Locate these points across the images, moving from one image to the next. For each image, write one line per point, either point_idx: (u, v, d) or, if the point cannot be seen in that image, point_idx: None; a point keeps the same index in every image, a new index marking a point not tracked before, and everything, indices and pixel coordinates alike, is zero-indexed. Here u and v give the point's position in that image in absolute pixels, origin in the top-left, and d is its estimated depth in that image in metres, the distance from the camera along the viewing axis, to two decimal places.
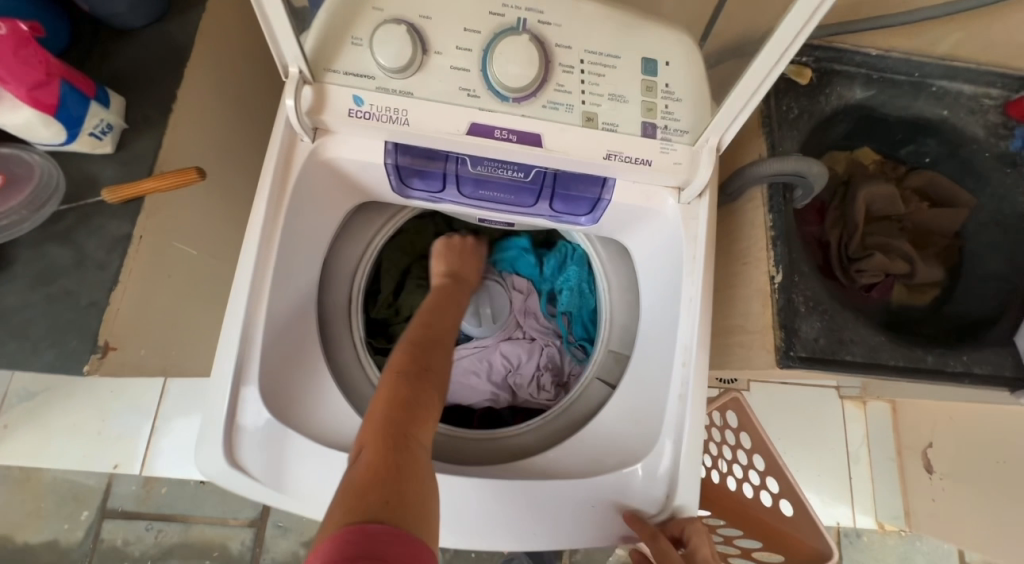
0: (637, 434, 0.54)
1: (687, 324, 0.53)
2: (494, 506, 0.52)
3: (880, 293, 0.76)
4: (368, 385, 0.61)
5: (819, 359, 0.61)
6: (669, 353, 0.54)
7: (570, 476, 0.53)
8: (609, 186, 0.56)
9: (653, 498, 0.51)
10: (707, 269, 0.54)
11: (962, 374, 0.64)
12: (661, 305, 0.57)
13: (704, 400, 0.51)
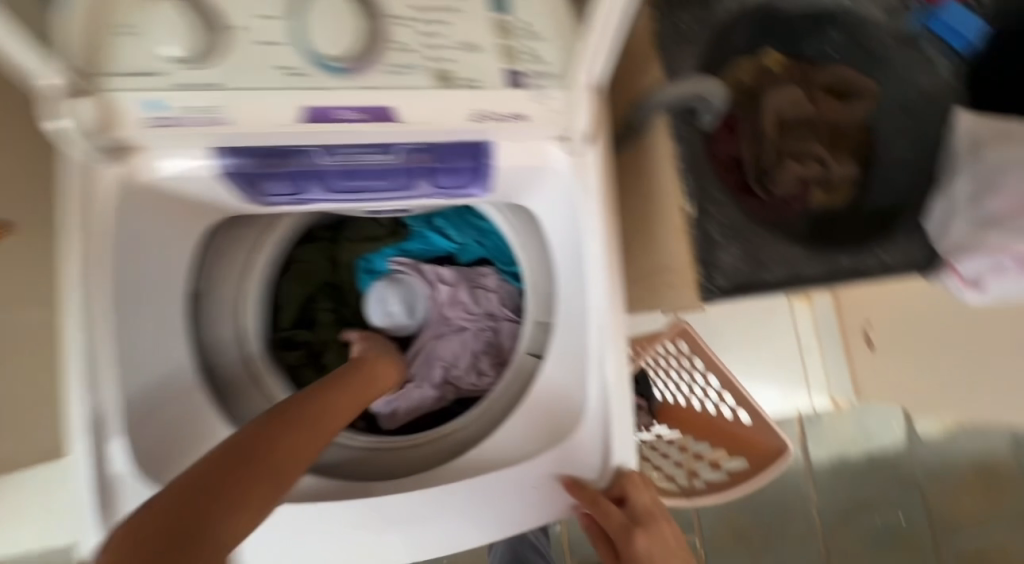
0: (566, 407, 0.52)
1: (595, 287, 0.50)
2: (432, 510, 0.51)
3: (799, 202, 0.75)
4: None
5: (741, 286, 0.60)
6: (585, 318, 0.51)
7: (508, 463, 0.52)
8: (489, 151, 0.50)
9: (592, 467, 0.50)
10: (608, 223, 0.49)
11: (881, 268, 0.64)
12: (570, 268, 0.54)
13: (623, 359, 0.50)
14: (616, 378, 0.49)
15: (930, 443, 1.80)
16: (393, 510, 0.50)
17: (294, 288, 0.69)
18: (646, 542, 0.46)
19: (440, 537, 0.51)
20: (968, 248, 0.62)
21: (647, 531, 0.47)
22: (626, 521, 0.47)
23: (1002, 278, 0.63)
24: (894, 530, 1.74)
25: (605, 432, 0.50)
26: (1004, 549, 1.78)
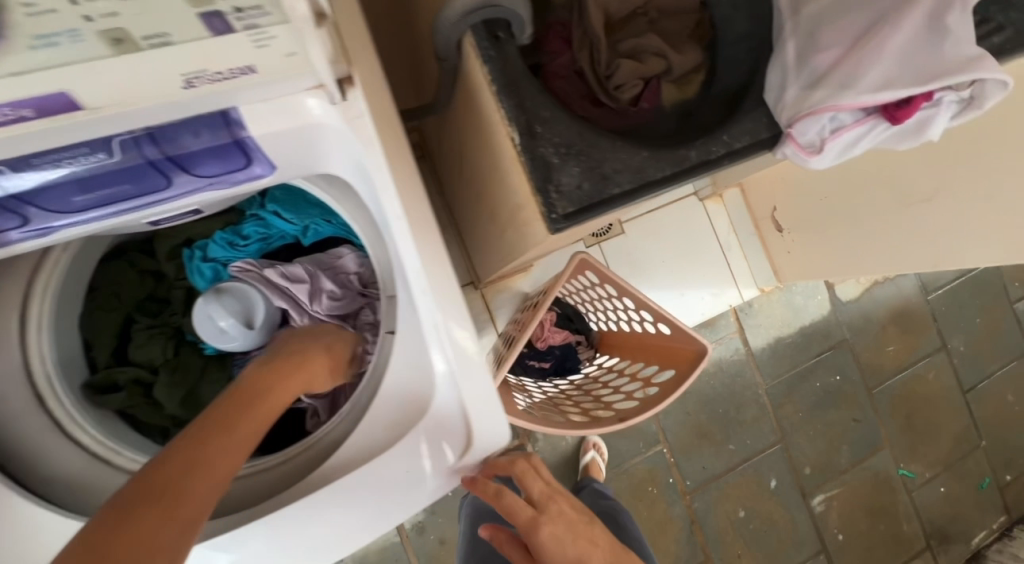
0: (421, 382, 0.49)
1: (408, 248, 0.45)
2: (308, 519, 0.48)
3: (649, 102, 0.71)
4: (111, 472, 0.53)
5: (588, 206, 0.56)
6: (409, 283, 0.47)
7: (376, 454, 0.49)
8: (237, 120, 0.43)
9: (457, 439, 0.47)
10: (402, 176, 0.44)
11: (730, 153, 0.62)
12: (387, 231, 0.49)
13: (461, 319, 0.45)
14: (461, 350, 0.45)
15: (852, 305, 1.95)
16: (270, 527, 0.47)
17: (110, 330, 0.61)
18: (551, 528, 0.49)
19: (325, 541, 0.48)
20: (806, 111, 0.59)
21: (551, 517, 0.50)
22: (531, 515, 0.49)
23: (845, 134, 0.61)
24: (834, 389, 1.91)
25: (460, 400, 0.46)
26: (926, 379, 2.00)
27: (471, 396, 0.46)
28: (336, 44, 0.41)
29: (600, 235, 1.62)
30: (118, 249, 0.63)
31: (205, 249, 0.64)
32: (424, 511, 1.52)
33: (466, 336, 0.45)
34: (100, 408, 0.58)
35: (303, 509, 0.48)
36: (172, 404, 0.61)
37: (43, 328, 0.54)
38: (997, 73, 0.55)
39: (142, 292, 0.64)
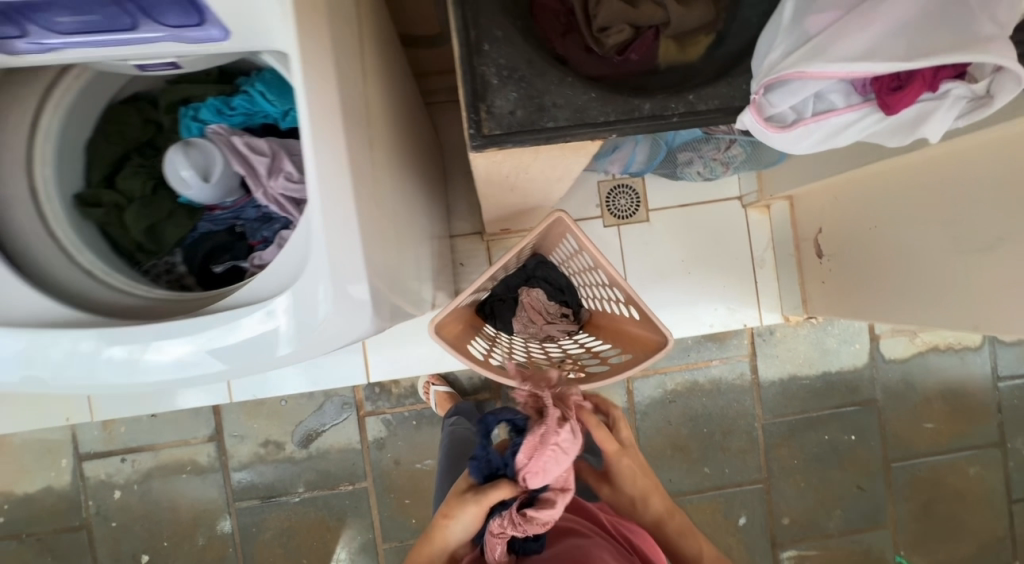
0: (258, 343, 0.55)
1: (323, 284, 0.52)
2: (187, 332, 0.56)
3: (637, 55, 0.68)
4: (54, 246, 0.64)
5: (516, 132, 0.56)
6: (311, 291, 0.52)
7: (205, 341, 0.56)
8: None
9: (256, 365, 0.56)
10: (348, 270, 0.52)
11: (687, 104, 0.58)
12: (308, 252, 0.52)
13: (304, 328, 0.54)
14: (345, 270, 0.52)
15: (896, 366, 1.75)
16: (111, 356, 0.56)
17: (128, 174, 0.74)
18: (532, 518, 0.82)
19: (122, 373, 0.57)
20: (774, 78, 0.52)
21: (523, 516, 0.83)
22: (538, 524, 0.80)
23: (829, 117, 0.54)
24: (842, 448, 1.75)
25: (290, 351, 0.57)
26: (964, 471, 1.78)
27: (343, 319, 0.53)
28: None
29: (622, 217, 1.57)
30: (135, 98, 0.75)
31: (197, 111, 0.71)
32: (387, 430, 1.63)
33: (308, 339, 0.54)
34: (76, 214, 0.69)
35: (170, 328, 0.56)
36: (137, 228, 0.71)
37: (49, 124, 0.65)
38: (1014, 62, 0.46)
39: (145, 137, 0.76)
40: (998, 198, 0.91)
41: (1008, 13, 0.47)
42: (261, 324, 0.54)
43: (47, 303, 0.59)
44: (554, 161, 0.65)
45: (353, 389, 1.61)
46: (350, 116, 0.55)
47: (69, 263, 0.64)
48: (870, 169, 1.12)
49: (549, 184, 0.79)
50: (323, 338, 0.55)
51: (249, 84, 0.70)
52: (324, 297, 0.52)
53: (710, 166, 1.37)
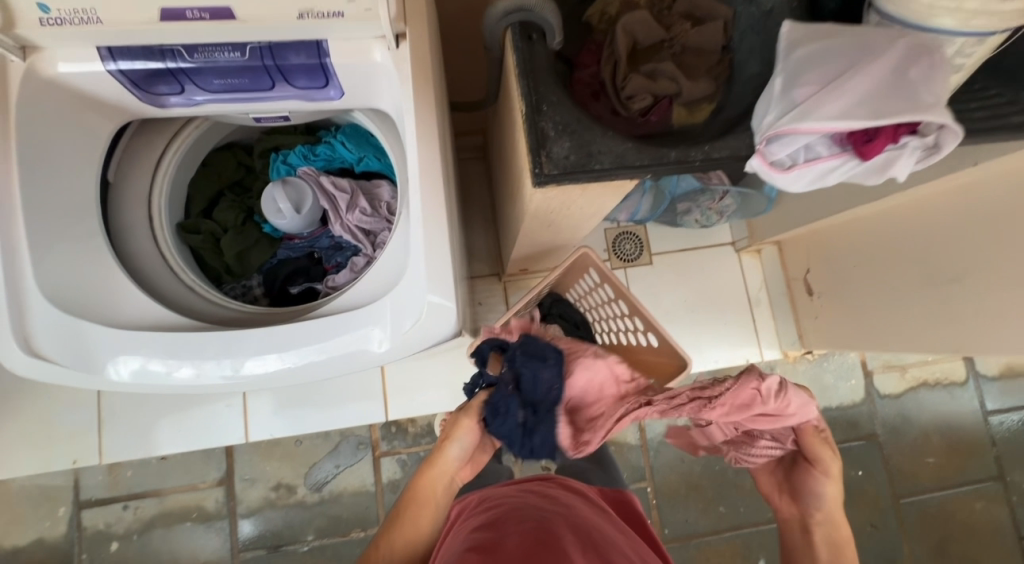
0: (349, 347, 0.60)
1: (422, 290, 0.58)
2: (283, 336, 0.63)
3: (657, 117, 0.83)
4: (165, 269, 0.76)
5: (570, 173, 0.68)
6: (408, 296, 0.58)
7: (300, 346, 0.62)
8: (325, 50, 0.60)
9: (344, 367, 0.62)
10: (444, 277, 0.58)
11: (707, 152, 0.71)
12: (408, 263, 0.59)
13: (396, 332, 0.59)
14: (437, 279, 0.57)
15: (892, 401, 1.84)
16: (213, 357, 0.64)
17: (223, 208, 0.86)
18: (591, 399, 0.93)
19: (225, 379, 0.65)
20: (773, 132, 0.67)
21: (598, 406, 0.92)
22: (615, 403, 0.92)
23: (818, 163, 0.68)
24: (852, 485, 1.78)
25: (377, 358, 0.61)
26: (971, 507, 1.81)
27: (433, 323, 0.58)
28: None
29: (628, 260, 1.71)
30: (231, 144, 0.88)
31: (287, 155, 0.84)
32: (402, 471, 1.61)
33: (397, 342, 0.59)
34: (179, 242, 0.81)
35: (267, 334, 0.63)
36: (229, 253, 0.81)
37: (168, 168, 0.79)
38: (946, 119, 0.61)
39: (237, 177, 0.88)
40: (957, 235, 1.07)
41: (939, 88, 0.63)
42: (357, 330, 0.60)
43: (159, 315, 0.70)
44: (594, 198, 0.78)
45: (370, 428, 1.62)
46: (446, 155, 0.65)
47: (172, 283, 0.76)
48: (847, 215, 1.29)
49: (582, 220, 0.92)
50: (411, 342, 0.60)
51: (336, 138, 0.84)
52: (419, 301, 0.58)
53: (705, 214, 1.55)
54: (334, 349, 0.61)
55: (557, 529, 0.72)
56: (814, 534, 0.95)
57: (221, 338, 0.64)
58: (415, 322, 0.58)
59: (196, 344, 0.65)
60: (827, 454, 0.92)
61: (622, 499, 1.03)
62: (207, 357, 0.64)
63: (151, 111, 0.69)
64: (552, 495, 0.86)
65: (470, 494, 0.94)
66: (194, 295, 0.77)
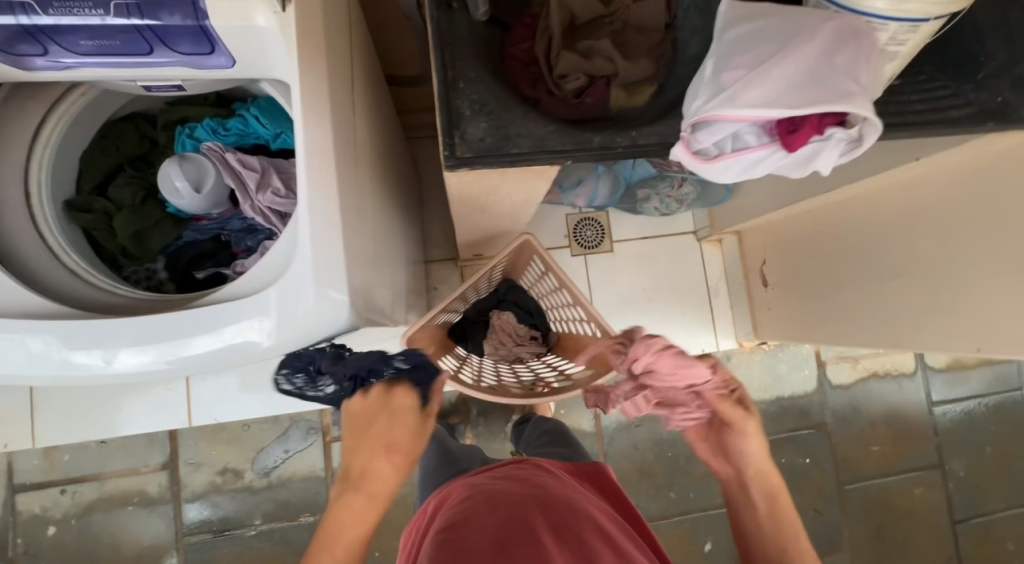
0: (230, 339, 0.57)
1: (306, 279, 0.54)
2: (160, 327, 0.58)
3: (592, 99, 0.79)
4: (44, 250, 0.69)
5: (485, 156, 0.64)
6: (292, 286, 0.55)
7: (178, 337, 0.57)
8: (202, 10, 0.54)
9: (227, 360, 0.58)
10: (330, 266, 0.54)
11: (631, 138, 0.68)
12: (294, 249, 0.55)
13: (280, 323, 0.55)
14: (323, 271, 0.54)
15: (842, 391, 1.88)
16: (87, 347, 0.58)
17: (120, 185, 0.80)
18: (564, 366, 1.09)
19: (96, 371, 0.59)
20: (697, 119, 0.63)
21: None
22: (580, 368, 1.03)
23: (745, 153, 0.65)
24: (799, 472, 1.83)
25: (262, 350, 0.58)
26: (910, 492, 1.88)
27: (318, 315, 0.55)
28: None
29: (588, 247, 1.69)
30: (133, 115, 0.82)
31: (194, 129, 0.77)
32: None
33: (282, 334, 0.56)
34: (64, 222, 0.74)
35: (144, 324, 0.58)
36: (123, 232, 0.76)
37: (50, 138, 0.72)
38: (864, 110, 0.59)
39: (138, 152, 0.82)
40: (903, 229, 1.06)
41: (871, 75, 0.60)
42: (238, 321, 0.56)
43: (32, 298, 0.62)
44: (521, 183, 0.74)
45: (320, 413, 1.59)
46: (347, 133, 0.60)
47: (53, 265, 0.68)
48: (800, 207, 1.28)
49: (518, 207, 0.88)
50: (296, 334, 0.56)
51: (247, 109, 0.77)
52: (302, 291, 0.54)
53: (665, 202, 1.52)
54: (214, 342, 0.57)
55: (526, 519, 0.70)
56: (749, 488, 1.00)
57: (89, 325, 0.59)
58: (299, 314, 0.55)
59: (66, 333, 0.58)
60: (736, 416, 0.98)
61: (596, 471, 1.01)
62: (74, 345, 0.58)
63: (18, 75, 0.60)
64: (525, 477, 0.85)
65: (450, 486, 0.91)
66: (72, 277, 0.69)
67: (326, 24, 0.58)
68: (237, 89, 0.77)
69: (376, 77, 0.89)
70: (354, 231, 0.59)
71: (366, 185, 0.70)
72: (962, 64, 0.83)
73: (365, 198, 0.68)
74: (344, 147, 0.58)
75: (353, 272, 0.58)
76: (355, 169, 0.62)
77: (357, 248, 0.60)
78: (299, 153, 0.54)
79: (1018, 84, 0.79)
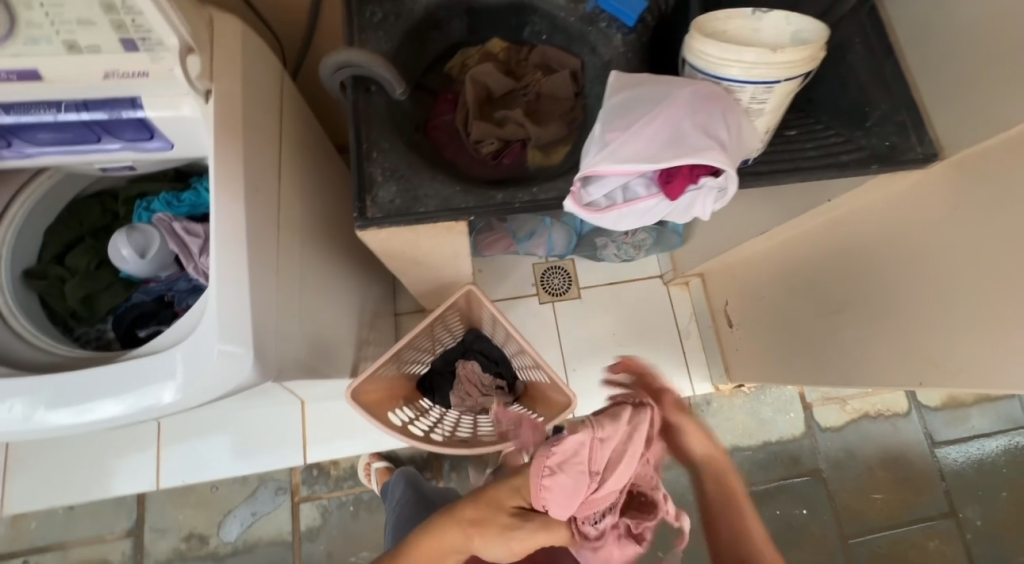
0: (143, 394, 0.61)
1: (213, 334, 0.59)
2: (85, 384, 0.62)
3: (509, 160, 0.88)
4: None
5: (394, 215, 0.71)
6: (200, 341, 0.60)
7: (98, 394, 0.61)
8: (139, 105, 0.63)
9: (142, 414, 0.62)
10: (236, 322, 0.60)
11: (529, 195, 0.74)
12: (207, 307, 0.61)
13: (190, 377, 0.60)
14: (226, 330, 0.59)
15: (833, 434, 1.80)
16: (16, 405, 0.62)
17: (77, 252, 0.83)
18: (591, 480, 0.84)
19: (12, 426, 0.62)
20: (583, 175, 0.70)
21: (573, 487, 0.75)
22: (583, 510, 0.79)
23: (631, 204, 0.70)
24: (797, 524, 1.72)
25: (174, 403, 0.62)
26: (923, 545, 1.74)
27: (223, 367, 0.60)
28: (202, 61, 0.63)
29: (556, 294, 1.72)
30: (100, 191, 0.87)
31: (150, 203, 0.85)
32: (322, 517, 1.55)
33: (190, 386, 0.60)
34: (19, 291, 0.78)
35: (70, 382, 0.62)
36: (72, 297, 0.80)
37: (15, 215, 0.77)
38: (725, 164, 0.65)
39: (100, 224, 0.86)
40: (837, 266, 1.09)
41: (732, 130, 0.68)
42: (151, 376, 0.61)
43: None
44: (438, 238, 0.80)
45: (290, 471, 1.56)
46: (265, 201, 0.68)
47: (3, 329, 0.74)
48: (747, 248, 1.32)
49: (450, 260, 0.93)
50: (204, 387, 0.61)
51: (199, 183, 0.85)
52: (209, 345, 0.59)
53: (622, 248, 1.58)
54: (128, 396, 0.61)
55: None
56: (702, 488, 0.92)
57: (16, 384, 0.63)
58: (206, 367, 0.60)
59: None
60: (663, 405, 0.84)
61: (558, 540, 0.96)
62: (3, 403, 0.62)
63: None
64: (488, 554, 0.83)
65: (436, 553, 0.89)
66: (19, 341, 0.74)
67: (247, 111, 0.67)
68: (191, 165, 0.86)
69: (325, 149, 0.99)
70: (268, 288, 0.65)
71: (295, 245, 0.77)
72: (850, 112, 0.90)
73: (292, 256, 0.75)
74: (260, 214, 0.66)
75: (261, 326, 0.63)
76: (275, 231, 0.70)
77: (270, 304, 0.66)
78: (212, 220, 0.61)
79: (901, 128, 0.85)
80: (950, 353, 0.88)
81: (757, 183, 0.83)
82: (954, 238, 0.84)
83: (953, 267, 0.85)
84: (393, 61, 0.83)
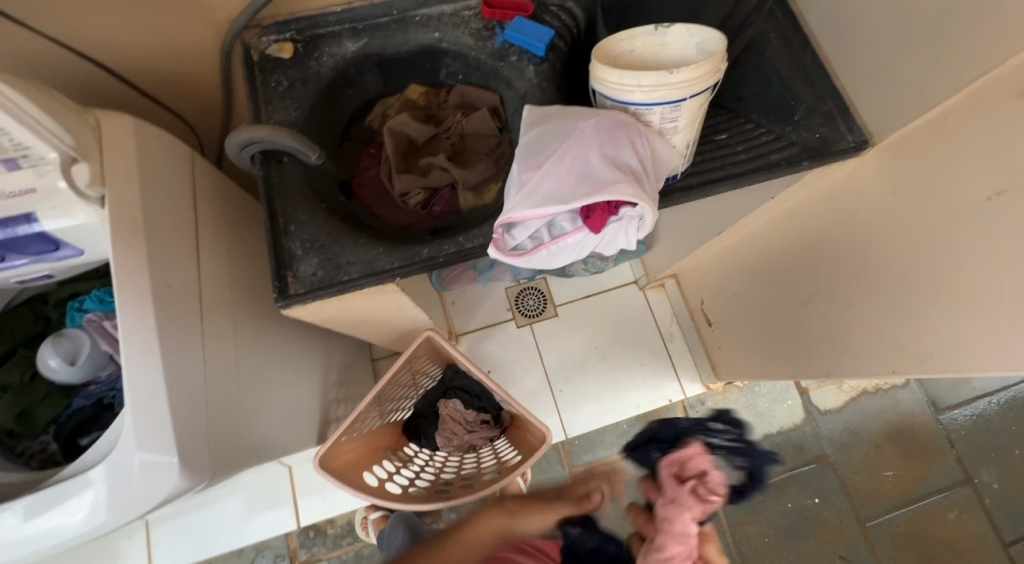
0: (77, 511, 0.60)
1: (134, 443, 0.58)
2: (19, 509, 0.61)
3: (440, 208, 0.87)
4: None
5: (317, 289, 0.69)
6: (124, 452, 0.59)
7: (33, 518, 0.61)
8: (35, 220, 0.62)
9: (79, 531, 0.61)
10: (156, 427, 0.59)
11: (454, 244, 0.72)
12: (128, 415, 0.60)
13: (119, 488, 0.59)
14: (147, 440, 0.58)
15: (835, 416, 1.76)
16: None
17: (9, 366, 0.81)
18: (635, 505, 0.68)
19: None
20: (503, 220, 0.67)
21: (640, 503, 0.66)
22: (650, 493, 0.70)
23: (556, 242, 0.68)
24: (811, 514, 1.67)
25: (108, 516, 0.60)
26: (942, 518, 1.69)
27: (150, 475, 0.58)
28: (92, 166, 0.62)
29: (533, 315, 1.70)
30: (30, 298, 0.86)
31: (82, 302, 0.82)
32: None
33: (121, 497, 0.59)
34: None
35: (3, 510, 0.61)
36: (6, 416, 0.78)
37: None
38: (640, 194, 0.63)
39: (32, 332, 0.84)
40: (797, 258, 1.07)
41: (643, 156, 0.66)
42: (84, 493, 0.60)
43: None
44: (372, 300, 0.78)
45: (286, 536, 1.52)
46: (181, 295, 0.66)
47: None
48: (710, 248, 1.30)
49: (397, 314, 0.91)
50: (136, 496, 0.59)
51: None
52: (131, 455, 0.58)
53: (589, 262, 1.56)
54: (63, 516, 0.60)
55: None
56: None
57: None
58: (134, 477, 0.58)
59: None
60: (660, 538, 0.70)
61: None
62: None
63: None
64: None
65: None
66: None
67: (149, 206, 0.66)
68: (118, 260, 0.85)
69: (260, 217, 0.98)
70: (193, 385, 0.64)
71: (227, 330, 0.75)
72: (777, 109, 0.88)
73: (224, 342, 0.73)
74: (176, 311, 0.64)
75: (185, 427, 0.61)
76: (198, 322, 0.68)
77: (197, 400, 0.64)
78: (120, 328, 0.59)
79: (828, 118, 0.84)
80: (918, 339, 0.84)
81: (687, 196, 0.84)
82: (897, 223, 0.82)
83: (904, 250, 0.83)
84: (305, 126, 0.82)
